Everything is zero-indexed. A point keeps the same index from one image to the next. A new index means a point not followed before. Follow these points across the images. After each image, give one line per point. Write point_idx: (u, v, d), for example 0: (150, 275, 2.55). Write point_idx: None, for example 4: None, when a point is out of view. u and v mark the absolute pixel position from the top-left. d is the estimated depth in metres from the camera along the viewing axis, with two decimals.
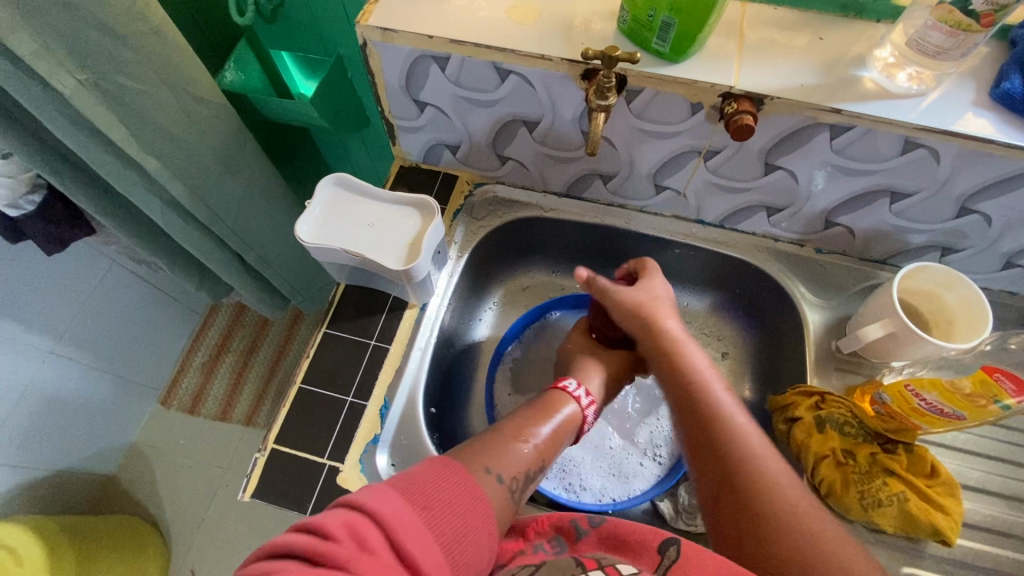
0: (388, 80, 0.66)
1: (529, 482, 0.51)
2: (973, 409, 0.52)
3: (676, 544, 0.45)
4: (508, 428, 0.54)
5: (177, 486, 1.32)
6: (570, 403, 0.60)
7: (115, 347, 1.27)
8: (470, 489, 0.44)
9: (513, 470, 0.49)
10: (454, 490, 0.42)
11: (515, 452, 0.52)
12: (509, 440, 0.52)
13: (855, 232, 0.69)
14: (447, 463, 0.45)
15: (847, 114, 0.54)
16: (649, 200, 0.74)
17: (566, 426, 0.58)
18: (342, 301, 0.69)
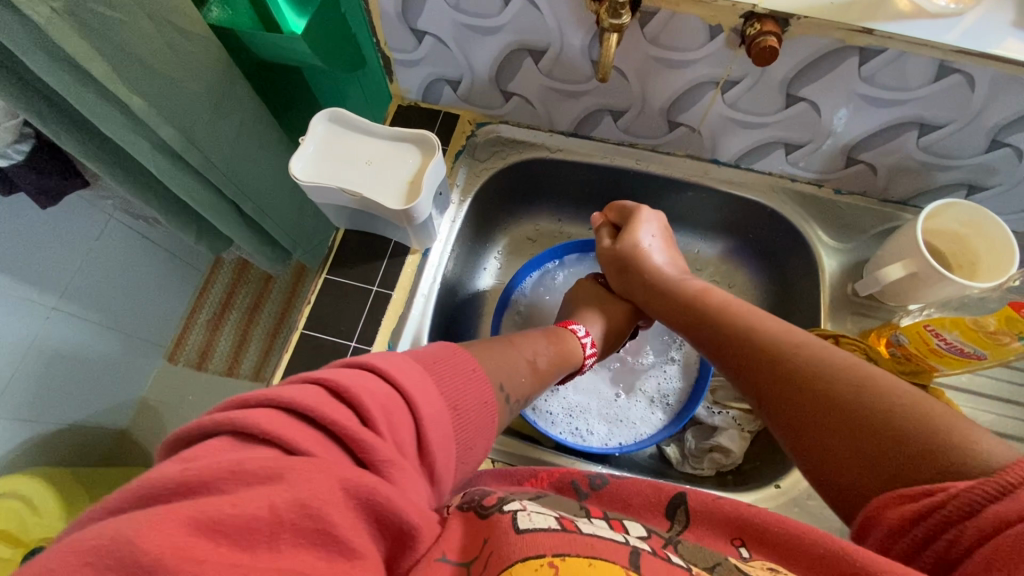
0: (383, 7, 0.61)
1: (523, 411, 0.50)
2: (994, 348, 0.51)
3: (683, 505, 0.43)
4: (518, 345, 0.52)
5: None
6: (574, 340, 0.60)
7: (119, 303, 1.27)
8: (475, 375, 0.41)
9: (518, 393, 0.48)
10: (459, 375, 0.39)
11: (525, 378, 0.50)
12: (520, 358, 0.51)
13: (877, 170, 0.65)
14: (454, 349, 0.42)
15: (879, 35, 0.50)
16: (660, 138, 0.70)
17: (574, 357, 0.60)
18: (342, 246, 0.67)
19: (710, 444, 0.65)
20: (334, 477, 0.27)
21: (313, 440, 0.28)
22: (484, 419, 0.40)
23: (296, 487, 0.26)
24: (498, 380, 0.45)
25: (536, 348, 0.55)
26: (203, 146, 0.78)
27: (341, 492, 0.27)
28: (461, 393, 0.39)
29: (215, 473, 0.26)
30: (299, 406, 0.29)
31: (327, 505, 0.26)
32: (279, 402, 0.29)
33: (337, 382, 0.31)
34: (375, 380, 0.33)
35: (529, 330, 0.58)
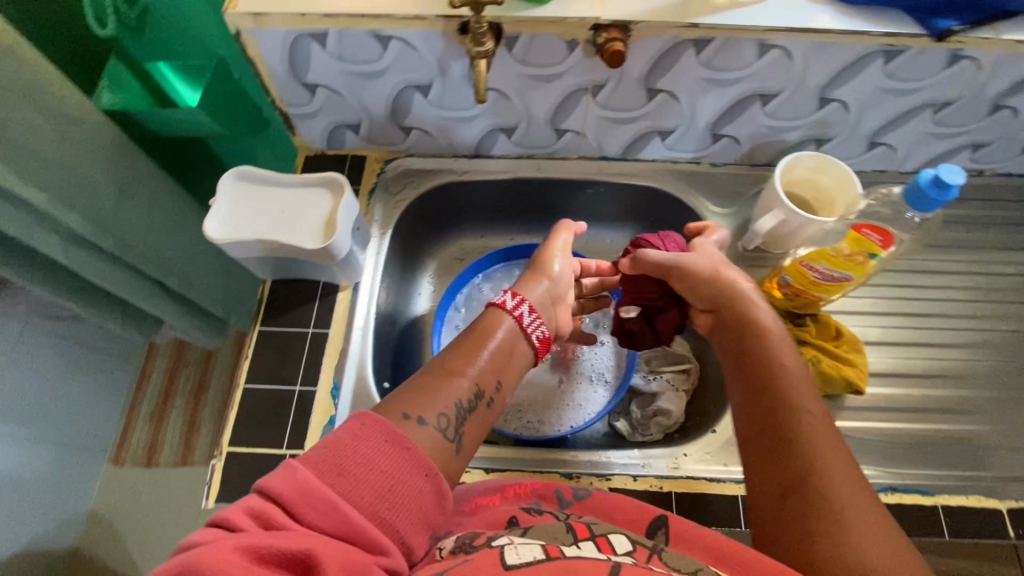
0: (272, 67, 0.65)
1: (465, 418, 0.48)
2: (856, 268, 0.59)
3: (664, 525, 0.47)
4: (437, 366, 0.51)
5: None
6: (504, 318, 0.56)
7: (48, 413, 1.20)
8: (406, 452, 0.42)
9: (439, 408, 0.47)
10: (390, 457, 0.41)
11: (442, 391, 0.49)
12: (443, 380, 0.50)
13: (740, 141, 0.75)
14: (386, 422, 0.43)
15: (704, 27, 0.59)
16: (553, 145, 0.77)
17: (512, 340, 0.55)
18: (271, 297, 0.69)
19: (653, 409, 0.70)
20: (231, 546, 0.33)
21: (240, 522, 0.35)
22: (416, 495, 0.41)
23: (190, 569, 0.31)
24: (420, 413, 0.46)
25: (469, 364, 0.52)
26: (114, 228, 0.78)
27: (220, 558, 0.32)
28: (382, 473, 0.40)
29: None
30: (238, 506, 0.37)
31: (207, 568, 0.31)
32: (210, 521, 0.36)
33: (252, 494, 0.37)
34: (282, 476, 0.38)
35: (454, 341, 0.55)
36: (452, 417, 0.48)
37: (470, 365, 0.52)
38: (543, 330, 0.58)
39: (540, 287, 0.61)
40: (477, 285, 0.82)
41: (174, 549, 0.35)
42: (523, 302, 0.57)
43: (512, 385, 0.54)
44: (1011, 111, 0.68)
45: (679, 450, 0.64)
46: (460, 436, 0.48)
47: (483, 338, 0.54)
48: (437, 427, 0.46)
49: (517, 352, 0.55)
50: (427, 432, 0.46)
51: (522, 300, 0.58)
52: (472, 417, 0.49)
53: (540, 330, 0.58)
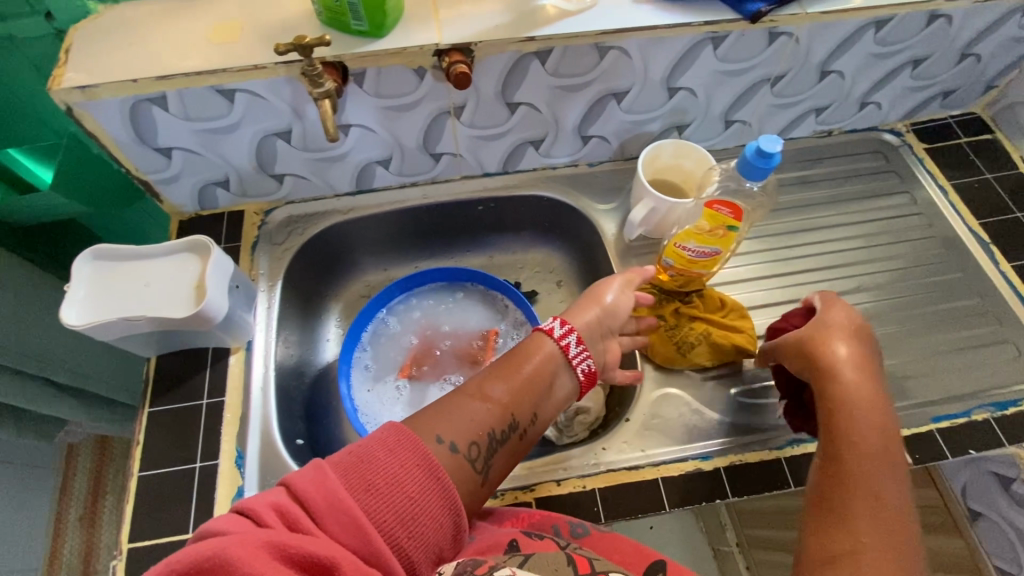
0: (116, 138, 0.63)
1: (495, 449, 0.50)
2: (721, 241, 0.62)
3: (663, 570, 0.49)
4: (466, 390, 0.52)
5: None
6: (546, 343, 0.56)
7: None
8: (435, 481, 0.44)
9: (470, 437, 0.48)
10: (416, 479, 0.43)
11: (475, 417, 0.50)
12: (468, 400, 0.51)
13: (609, 138, 0.78)
14: (418, 442, 0.45)
15: (541, 39, 0.61)
16: (433, 169, 0.78)
17: (550, 368, 0.55)
18: (158, 374, 0.65)
19: (574, 409, 0.70)
20: (260, 540, 0.34)
21: (267, 517, 0.37)
22: (436, 528, 0.42)
23: (213, 561, 0.32)
24: (439, 433, 0.48)
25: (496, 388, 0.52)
26: None
27: (252, 550, 0.33)
28: (409, 497, 0.42)
29: (177, 558, 0.33)
30: (262, 499, 0.38)
31: (233, 560, 0.32)
32: (237, 509, 0.37)
33: (286, 485, 0.39)
34: (319, 475, 0.40)
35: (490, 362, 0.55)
36: (483, 447, 0.49)
37: (505, 392, 0.52)
38: (589, 363, 0.57)
39: (591, 312, 0.60)
40: (381, 320, 0.81)
41: (192, 536, 0.36)
42: (571, 332, 0.57)
43: (548, 416, 0.55)
44: (838, 75, 0.75)
45: (598, 445, 0.63)
46: (489, 467, 0.49)
47: (519, 364, 0.54)
48: (466, 457, 0.48)
49: (556, 381, 0.56)
50: (457, 461, 0.47)
51: (571, 328, 0.58)
52: (503, 448, 0.50)
53: (586, 363, 0.57)
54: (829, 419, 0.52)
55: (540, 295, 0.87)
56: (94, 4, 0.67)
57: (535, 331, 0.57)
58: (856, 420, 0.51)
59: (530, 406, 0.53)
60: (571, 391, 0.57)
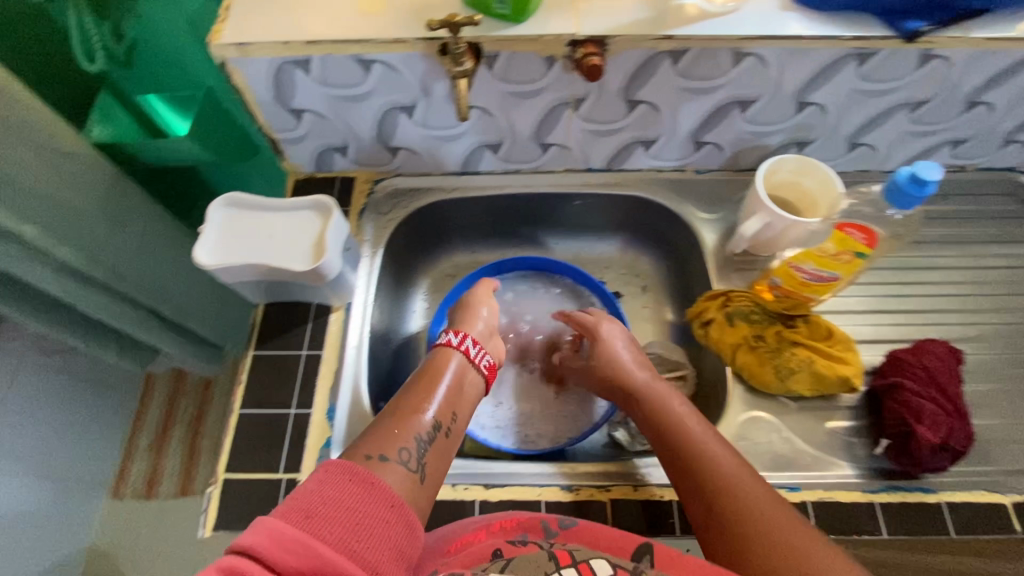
0: (257, 95, 0.66)
1: (424, 451, 0.51)
2: (842, 267, 0.59)
3: (650, 552, 0.48)
4: (392, 412, 0.54)
5: None
6: (453, 356, 0.62)
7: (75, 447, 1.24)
8: (371, 485, 0.44)
9: (395, 445, 0.50)
10: (352, 493, 0.43)
11: (401, 428, 0.52)
12: (406, 415, 0.54)
13: (723, 147, 0.76)
14: (344, 464, 0.45)
15: (679, 39, 0.60)
16: (539, 158, 0.78)
17: (458, 373, 0.61)
18: (264, 321, 0.69)
19: None
20: None
21: None
22: (384, 529, 0.42)
23: None
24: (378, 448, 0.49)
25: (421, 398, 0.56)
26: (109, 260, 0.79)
27: None
28: (351, 510, 0.42)
29: None
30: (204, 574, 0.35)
31: None
32: None
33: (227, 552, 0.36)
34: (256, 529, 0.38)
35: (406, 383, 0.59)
36: (413, 450, 0.51)
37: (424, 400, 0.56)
38: (488, 356, 0.65)
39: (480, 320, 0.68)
40: None
41: None
42: (468, 338, 0.64)
43: (467, 415, 0.59)
44: (985, 107, 0.70)
45: None
46: (423, 467, 0.50)
47: (434, 380, 0.59)
48: (398, 461, 0.49)
49: (466, 385, 0.61)
50: (392, 466, 0.48)
51: (466, 334, 0.65)
52: (431, 448, 0.52)
53: (486, 358, 0.64)
54: (679, 441, 0.56)
55: (624, 297, 0.86)
56: None
57: (439, 345, 0.63)
58: (691, 433, 0.56)
59: (450, 404, 0.57)
60: (480, 387, 0.63)
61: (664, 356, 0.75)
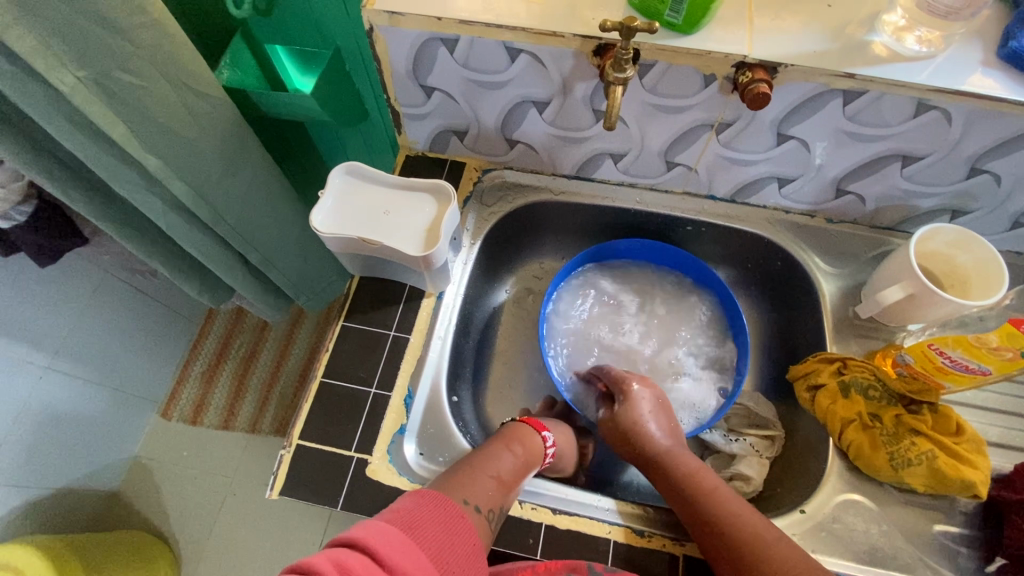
0: (395, 66, 0.65)
1: (501, 513, 0.54)
2: (998, 362, 0.52)
3: None
4: (474, 464, 0.55)
5: (196, 484, 1.52)
6: (536, 440, 0.62)
7: (96, 364, 1.41)
8: (462, 518, 0.47)
9: (488, 502, 0.52)
10: (445, 520, 0.45)
11: (490, 487, 0.54)
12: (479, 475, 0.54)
13: (865, 200, 0.69)
14: (443, 495, 0.49)
15: (861, 79, 0.54)
16: (660, 177, 0.74)
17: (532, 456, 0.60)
18: (357, 293, 0.68)
19: (731, 472, 0.66)
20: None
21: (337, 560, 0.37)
22: (471, 557, 0.44)
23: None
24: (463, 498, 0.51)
25: (500, 462, 0.56)
26: (214, 202, 0.80)
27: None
28: (448, 536, 0.44)
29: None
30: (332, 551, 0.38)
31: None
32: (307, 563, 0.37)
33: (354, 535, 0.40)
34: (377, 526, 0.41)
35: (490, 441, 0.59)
36: (496, 509, 0.53)
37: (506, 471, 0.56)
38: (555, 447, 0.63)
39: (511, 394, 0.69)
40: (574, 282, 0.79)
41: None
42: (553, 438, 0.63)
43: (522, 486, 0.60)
44: None
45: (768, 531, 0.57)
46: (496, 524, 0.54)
47: (518, 448, 0.59)
48: (485, 518, 0.51)
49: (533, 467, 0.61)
50: (481, 521, 0.51)
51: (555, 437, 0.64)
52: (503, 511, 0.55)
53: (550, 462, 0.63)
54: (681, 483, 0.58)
55: None
56: None
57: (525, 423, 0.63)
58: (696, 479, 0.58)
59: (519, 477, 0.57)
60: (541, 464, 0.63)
61: (753, 411, 0.71)
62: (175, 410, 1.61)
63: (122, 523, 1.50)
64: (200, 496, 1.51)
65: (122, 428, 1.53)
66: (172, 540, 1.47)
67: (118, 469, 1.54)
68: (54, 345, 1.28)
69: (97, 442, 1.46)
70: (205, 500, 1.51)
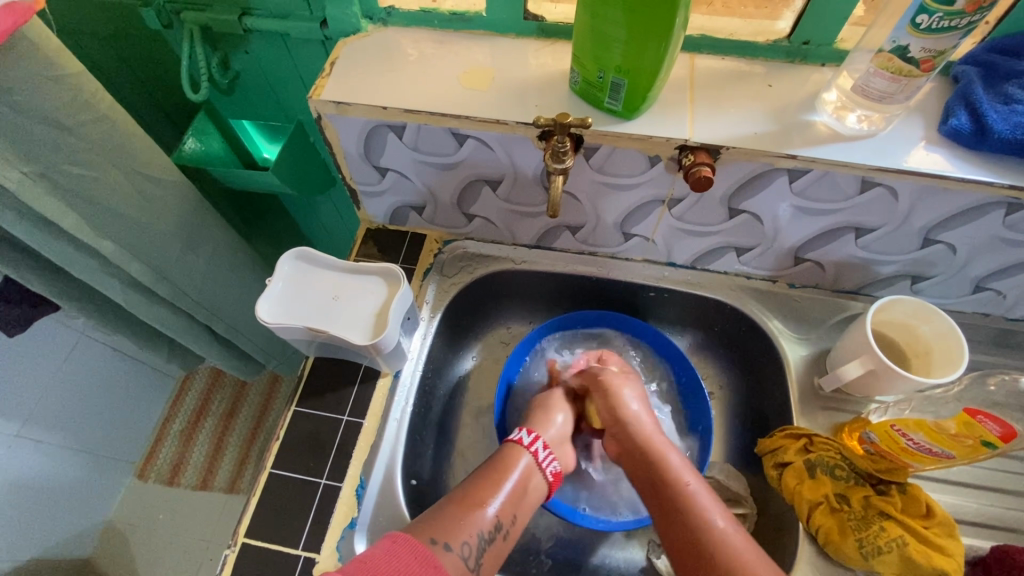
0: (346, 149, 0.65)
1: (484, 548, 0.52)
2: (961, 448, 0.50)
3: None
4: (456, 499, 0.54)
5: (172, 548, 1.49)
6: (523, 454, 0.61)
7: (70, 427, 1.38)
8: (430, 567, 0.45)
9: (462, 536, 0.50)
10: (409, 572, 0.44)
11: (465, 519, 0.52)
12: (459, 509, 0.53)
13: (825, 267, 0.69)
14: (410, 539, 0.47)
15: (803, 159, 0.54)
16: (618, 247, 0.73)
17: (523, 473, 0.59)
18: (311, 375, 0.67)
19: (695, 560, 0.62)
20: None
21: None
22: None
23: None
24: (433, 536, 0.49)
25: (484, 492, 0.55)
26: (176, 278, 0.79)
27: None
28: None
29: None
30: None
31: None
32: None
33: None
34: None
35: (478, 468, 0.59)
36: (474, 545, 0.51)
37: (491, 498, 0.55)
38: (556, 464, 0.62)
39: (554, 424, 0.68)
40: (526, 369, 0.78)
41: None
42: (538, 438, 0.63)
43: (527, 516, 0.58)
44: None
45: None
46: (479, 565, 0.51)
47: (504, 472, 0.58)
48: (459, 555, 0.49)
49: (531, 488, 0.59)
50: (454, 559, 0.49)
51: (537, 435, 0.63)
52: (490, 547, 0.52)
53: (553, 464, 0.62)
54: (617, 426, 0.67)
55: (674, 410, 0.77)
56: (364, 24, 0.65)
57: (509, 441, 0.62)
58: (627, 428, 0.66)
59: (511, 504, 0.56)
60: (542, 492, 0.61)
61: (724, 484, 0.68)
62: (152, 470, 1.58)
63: None
64: (175, 562, 1.47)
65: (96, 491, 1.49)
66: None
67: (91, 534, 1.49)
68: (24, 413, 1.26)
69: (69, 509, 1.42)
70: (180, 565, 1.46)
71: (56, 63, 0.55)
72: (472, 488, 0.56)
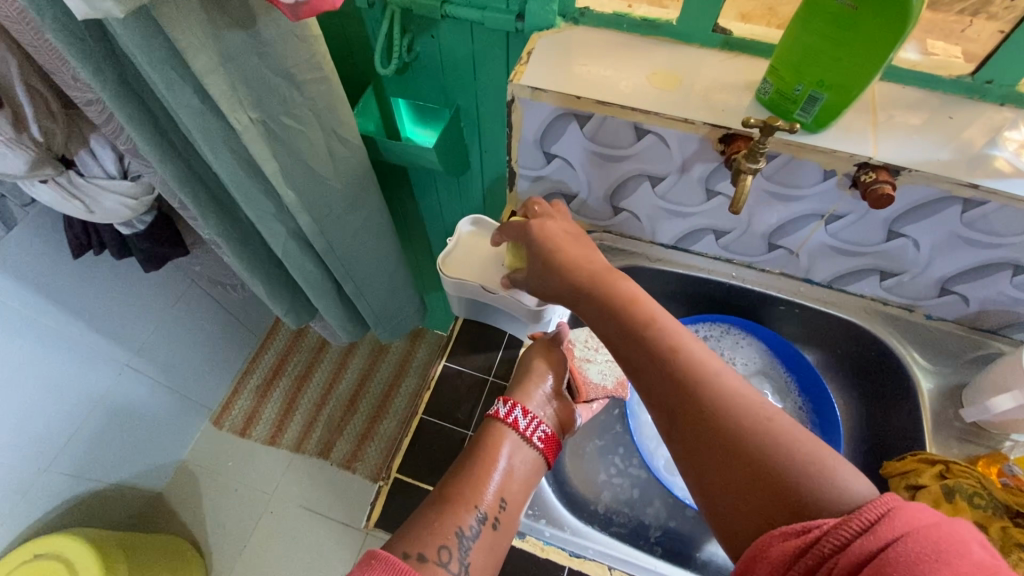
0: (524, 133, 0.71)
1: (468, 548, 0.50)
2: None
3: None
4: (433, 501, 0.53)
5: (238, 495, 1.56)
6: (508, 434, 0.59)
7: (168, 366, 1.48)
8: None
9: (439, 543, 0.49)
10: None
11: (441, 521, 0.50)
12: (435, 512, 0.51)
13: (969, 301, 0.70)
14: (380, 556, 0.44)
15: (984, 190, 0.56)
16: (758, 256, 0.76)
17: (504, 451, 0.57)
18: (459, 335, 0.73)
19: None
20: None
21: None
22: None
23: None
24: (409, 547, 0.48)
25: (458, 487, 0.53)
26: (330, 235, 0.86)
27: None
28: None
29: None
30: None
31: None
32: None
33: None
34: None
35: (454, 464, 0.57)
36: (454, 549, 0.49)
37: (465, 488, 0.54)
38: (544, 429, 0.60)
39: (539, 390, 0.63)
40: None
41: None
42: (517, 407, 0.61)
43: (519, 497, 0.56)
44: None
45: None
46: (467, 566, 0.49)
47: (489, 464, 0.56)
48: (438, 562, 0.48)
49: (517, 466, 0.57)
50: (432, 567, 0.47)
51: (516, 404, 0.61)
52: (477, 543, 0.51)
53: (541, 429, 0.60)
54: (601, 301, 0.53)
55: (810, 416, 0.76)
56: (557, 21, 0.71)
57: (493, 420, 0.60)
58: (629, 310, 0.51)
59: (497, 493, 0.54)
60: (537, 460, 0.59)
61: None
62: (227, 420, 1.67)
63: (162, 525, 1.54)
64: (241, 508, 1.54)
65: (177, 431, 1.59)
66: (206, 548, 1.50)
67: (167, 470, 1.59)
68: (136, 344, 1.36)
69: (153, 442, 1.52)
70: (244, 512, 1.54)
71: (309, 25, 0.62)
72: (450, 486, 0.54)
